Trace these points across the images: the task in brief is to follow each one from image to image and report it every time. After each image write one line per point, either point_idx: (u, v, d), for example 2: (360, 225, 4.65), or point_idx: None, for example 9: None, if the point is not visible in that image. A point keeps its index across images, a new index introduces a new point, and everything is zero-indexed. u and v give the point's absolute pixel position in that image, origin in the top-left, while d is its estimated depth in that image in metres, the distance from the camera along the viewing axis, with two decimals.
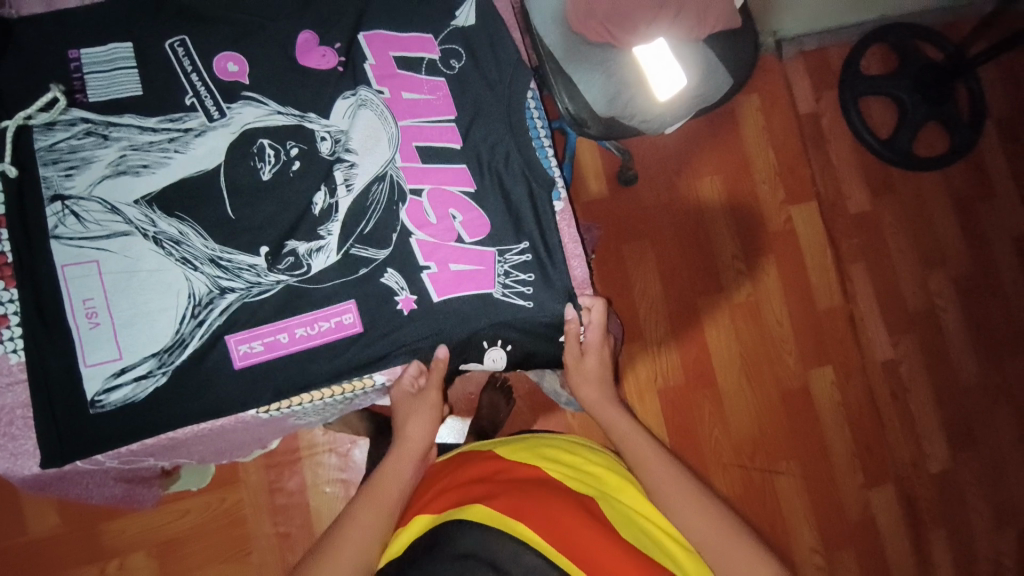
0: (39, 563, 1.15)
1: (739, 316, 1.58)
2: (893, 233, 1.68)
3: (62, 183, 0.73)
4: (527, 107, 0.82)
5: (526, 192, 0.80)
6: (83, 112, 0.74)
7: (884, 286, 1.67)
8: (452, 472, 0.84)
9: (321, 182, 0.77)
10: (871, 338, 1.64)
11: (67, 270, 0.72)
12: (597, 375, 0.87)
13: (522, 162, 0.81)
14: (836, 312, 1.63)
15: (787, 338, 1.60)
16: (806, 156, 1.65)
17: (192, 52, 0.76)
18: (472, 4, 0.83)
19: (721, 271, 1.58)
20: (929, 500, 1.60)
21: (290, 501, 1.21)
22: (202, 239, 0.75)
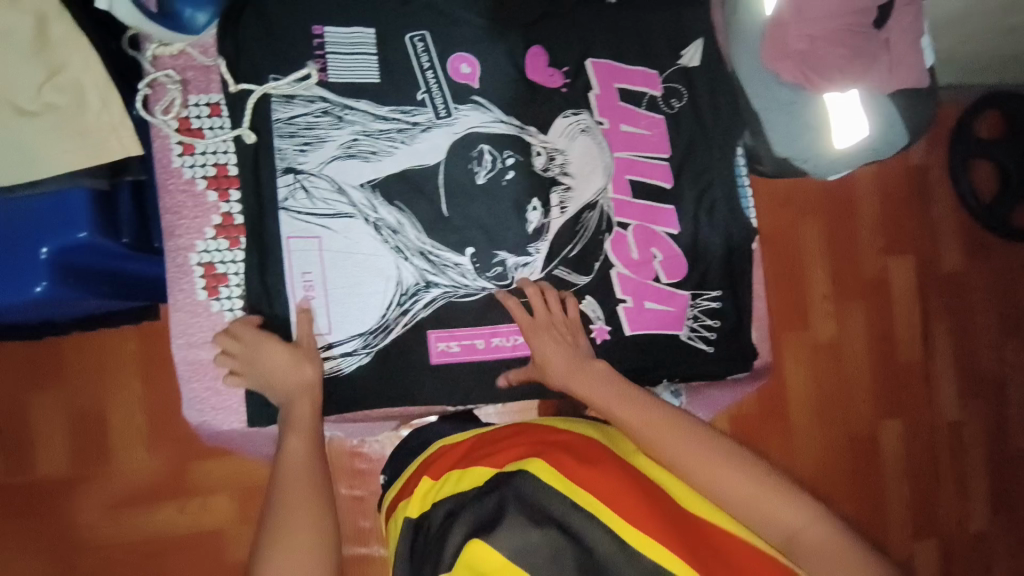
0: (123, 493, 1.06)
1: (821, 358, 1.59)
2: (978, 299, 1.68)
3: (296, 157, 0.75)
4: (737, 163, 0.84)
5: (724, 236, 0.82)
6: (322, 91, 0.76)
7: (962, 348, 1.67)
8: (499, 437, 0.68)
9: (535, 198, 0.79)
10: (942, 397, 1.65)
11: (291, 241, 0.74)
12: (561, 359, 0.71)
13: (726, 212, 0.83)
14: (914, 367, 1.64)
15: (864, 386, 1.61)
16: (913, 211, 1.64)
17: (431, 48, 0.79)
18: (699, 45, 0.84)
19: (811, 310, 1.58)
20: (968, 559, 1.63)
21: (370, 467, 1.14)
22: (417, 230, 0.77)
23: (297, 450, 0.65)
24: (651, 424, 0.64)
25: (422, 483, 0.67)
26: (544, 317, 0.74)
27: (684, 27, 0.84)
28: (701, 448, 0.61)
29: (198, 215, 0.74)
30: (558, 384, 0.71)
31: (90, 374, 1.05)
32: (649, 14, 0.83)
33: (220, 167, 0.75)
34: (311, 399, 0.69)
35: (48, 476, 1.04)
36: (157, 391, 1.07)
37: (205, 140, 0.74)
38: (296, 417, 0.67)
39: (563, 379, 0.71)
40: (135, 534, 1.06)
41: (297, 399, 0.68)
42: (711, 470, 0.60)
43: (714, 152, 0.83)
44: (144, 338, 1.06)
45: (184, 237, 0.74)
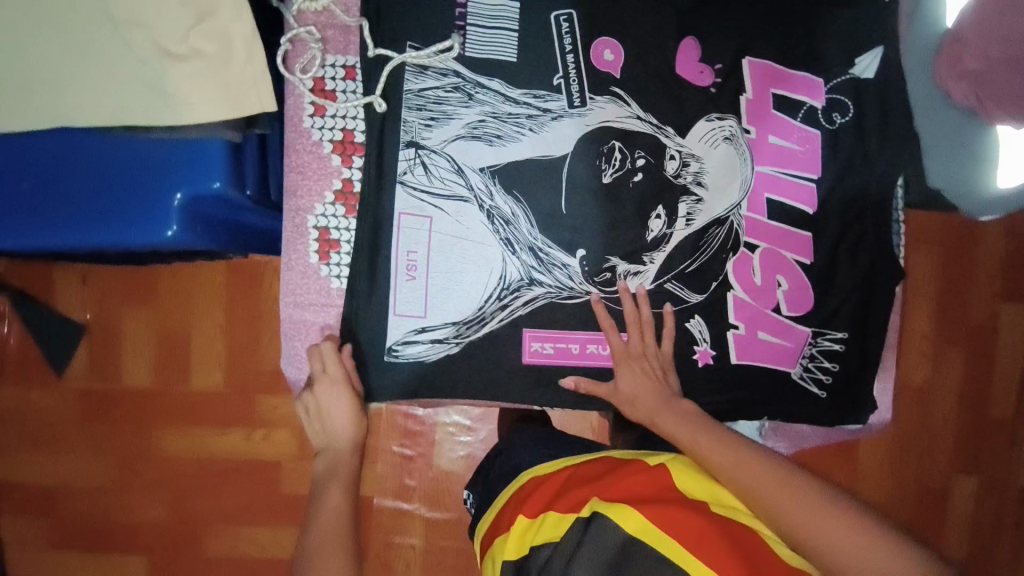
0: (194, 412, 1.08)
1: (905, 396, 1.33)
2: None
3: (420, 132, 0.74)
4: (895, 201, 0.75)
5: (865, 277, 0.75)
6: (457, 65, 0.74)
7: None
8: (590, 476, 0.68)
9: (660, 206, 0.74)
10: None
11: (403, 218, 0.74)
12: (640, 395, 0.72)
13: (874, 251, 0.75)
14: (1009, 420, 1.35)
15: (945, 429, 1.34)
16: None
17: (576, 30, 0.74)
18: (877, 53, 0.74)
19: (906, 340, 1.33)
20: None
21: (422, 432, 1.08)
22: (531, 224, 0.75)
23: (337, 496, 0.72)
24: (717, 452, 0.65)
25: (520, 520, 0.66)
26: (628, 350, 0.73)
27: (861, 33, 0.74)
28: (766, 473, 0.61)
29: (322, 178, 0.74)
30: (633, 409, 0.73)
31: (184, 298, 1.07)
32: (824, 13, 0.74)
33: (347, 133, 0.75)
34: (347, 455, 0.77)
35: (132, 385, 1.08)
36: (239, 323, 1.07)
37: (337, 103, 0.74)
38: (342, 466, 0.75)
39: (642, 409, 0.72)
40: (197, 454, 1.09)
41: (342, 454, 0.76)
42: (774, 497, 0.58)
43: (873, 180, 0.74)
44: (234, 275, 1.07)
45: (306, 199, 0.74)
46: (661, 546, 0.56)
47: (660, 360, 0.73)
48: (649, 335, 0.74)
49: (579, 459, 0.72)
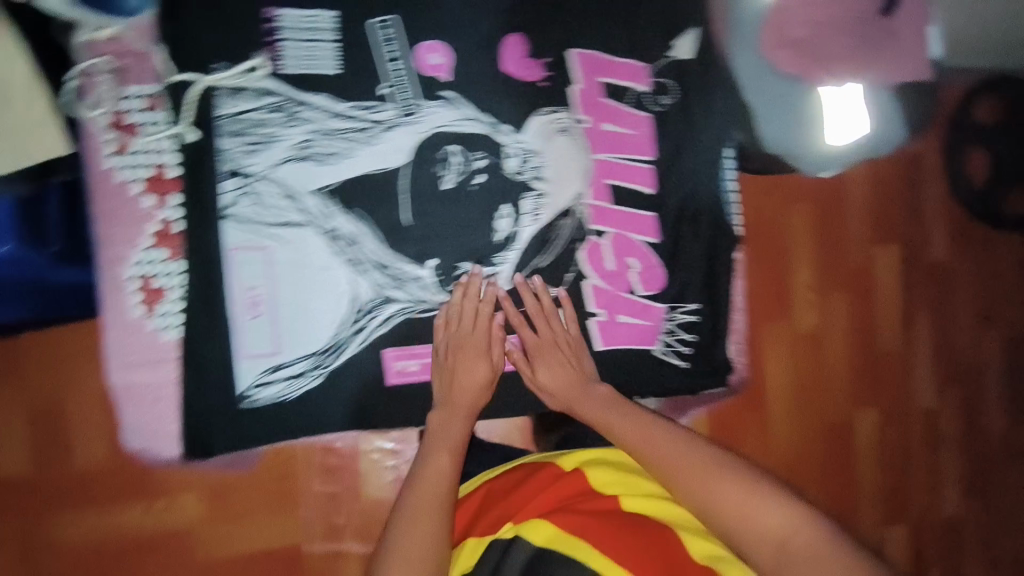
0: None
1: (801, 347, 1.34)
2: (968, 289, 1.43)
3: (242, 159, 0.68)
4: (725, 169, 0.79)
5: (707, 249, 0.79)
6: (272, 83, 0.68)
7: (949, 331, 1.43)
8: (509, 490, 0.73)
9: (505, 205, 0.73)
10: (921, 381, 1.41)
11: (235, 253, 0.69)
12: (566, 388, 0.72)
13: (711, 224, 0.79)
14: (895, 355, 1.39)
15: (843, 370, 1.36)
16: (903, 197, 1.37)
17: (398, 35, 0.70)
18: (693, 35, 0.76)
19: (795, 293, 1.34)
20: (933, 543, 1.43)
21: (344, 467, 0.82)
22: (376, 242, 0.72)
23: (443, 463, 0.68)
24: (649, 440, 0.67)
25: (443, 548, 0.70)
26: (551, 333, 0.73)
27: (679, 14, 0.76)
28: (693, 455, 0.65)
29: (135, 222, 0.69)
30: (557, 402, 0.74)
31: None
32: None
33: (158, 169, 0.68)
34: (471, 408, 0.72)
35: None
36: None
37: (142, 137, 0.68)
38: (450, 436, 0.70)
39: (565, 399, 0.73)
40: None
41: (452, 418, 0.71)
42: (704, 479, 0.62)
43: (704, 154, 0.77)
44: None
45: (117, 248, 0.69)
46: (570, 550, 0.61)
47: (575, 341, 0.74)
48: (548, 306, 0.74)
49: (492, 473, 0.77)
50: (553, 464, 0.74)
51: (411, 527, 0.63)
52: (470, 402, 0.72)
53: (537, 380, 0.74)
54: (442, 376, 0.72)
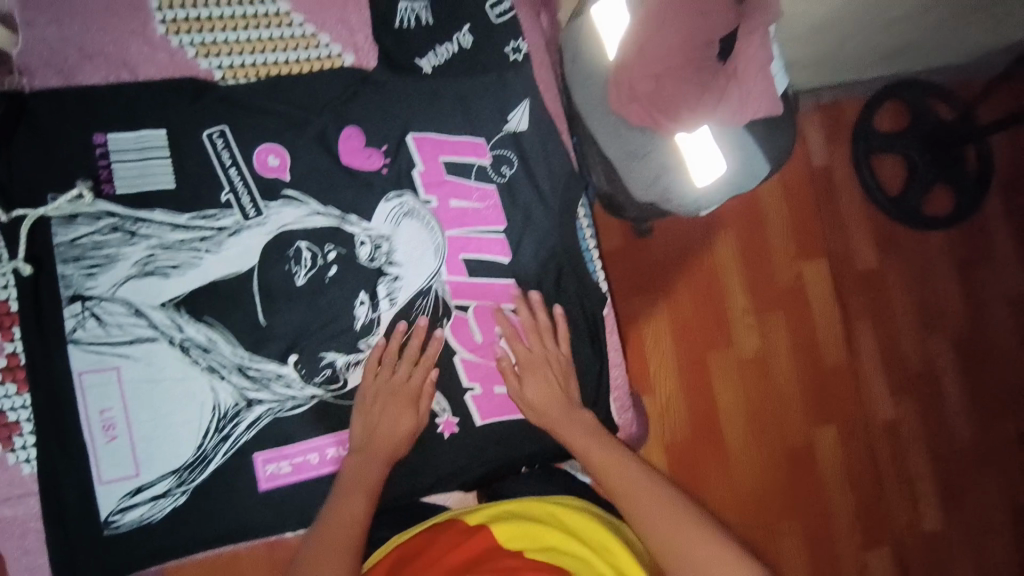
0: None
1: (745, 373, 1.29)
2: (905, 294, 1.39)
3: (83, 283, 0.69)
4: (579, 224, 0.81)
5: (577, 309, 0.80)
6: (109, 205, 0.70)
7: (893, 336, 1.38)
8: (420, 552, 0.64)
9: (361, 291, 0.75)
10: (874, 392, 1.36)
11: (84, 377, 0.69)
12: (546, 402, 0.74)
13: (576, 284, 0.80)
14: (842, 369, 1.34)
15: (792, 391, 1.31)
16: (817, 208, 1.35)
17: (232, 144, 0.73)
18: (524, 106, 0.79)
19: (730, 320, 1.29)
20: (923, 563, 1.34)
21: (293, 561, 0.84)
22: (232, 346, 0.71)
23: (357, 505, 0.65)
24: (639, 497, 0.66)
25: None
26: (529, 354, 0.75)
27: (508, 90, 0.78)
28: (680, 518, 0.63)
29: None
30: (535, 414, 0.74)
31: None
32: (470, 81, 0.78)
33: (1, 304, 0.68)
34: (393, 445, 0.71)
35: None
36: None
37: None
38: (367, 476, 0.68)
39: (543, 413, 0.74)
40: None
41: (371, 459, 0.69)
42: (688, 543, 0.61)
43: (554, 217, 0.79)
44: None
45: None
46: None
47: (563, 363, 0.76)
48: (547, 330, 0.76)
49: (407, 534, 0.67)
50: (462, 522, 0.68)
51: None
52: (396, 434, 0.71)
53: (522, 396, 0.74)
54: (361, 418, 0.71)
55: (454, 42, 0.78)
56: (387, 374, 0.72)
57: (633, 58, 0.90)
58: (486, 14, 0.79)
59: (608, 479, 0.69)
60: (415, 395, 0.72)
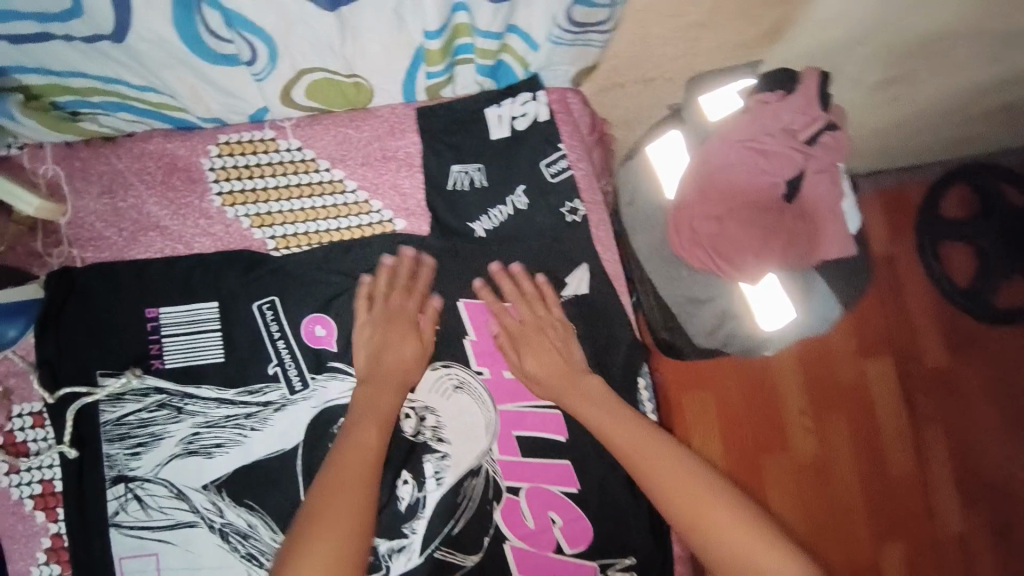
0: None
1: (803, 485, 1.12)
2: (990, 401, 1.18)
3: (127, 463, 0.67)
4: (640, 397, 0.75)
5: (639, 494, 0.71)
6: (157, 380, 0.69)
7: (977, 452, 1.17)
8: None
9: (404, 470, 0.69)
10: (955, 518, 1.15)
11: (124, 562, 0.66)
12: (553, 373, 0.69)
13: None
14: (915, 485, 1.15)
15: (857, 509, 1.13)
16: (883, 298, 1.19)
17: (281, 316, 0.72)
18: (584, 270, 0.75)
19: (788, 423, 1.14)
20: None
21: None
22: (272, 530, 0.68)
23: (369, 434, 0.63)
24: (672, 468, 0.63)
25: None
26: (524, 322, 0.72)
27: (565, 251, 0.75)
28: (715, 498, 0.61)
29: (28, 540, 0.67)
30: (542, 390, 0.70)
31: None
32: (524, 242, 0.75)
33: (46, 483, 0.67)
34: (401, 379, 0.68)
35: None
36: None
37: (30, 455, 0.67)
38: (380, 407, 0.66)
39: (552, 386, 0.70)
40: None
41: (377, 386, 0.67)
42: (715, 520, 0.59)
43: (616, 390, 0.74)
44: None
45: (17, 564, 0.67)
46: None
47: (565, 328, 0.73)
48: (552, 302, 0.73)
49: None
50: None
51: (331, 510, 0.57)
52: (406, 366, 0.69)
53: (522, 368, 0.70)
54: (360, 351, 0.69)
55: (509, 205, 0.75)
56: (384, 302, 0.71)
57: (694, 199, 0.83)
58: (542, 174, 0.76)
59: (645, 443, 0.65)
60: (420, 342, 0.70)
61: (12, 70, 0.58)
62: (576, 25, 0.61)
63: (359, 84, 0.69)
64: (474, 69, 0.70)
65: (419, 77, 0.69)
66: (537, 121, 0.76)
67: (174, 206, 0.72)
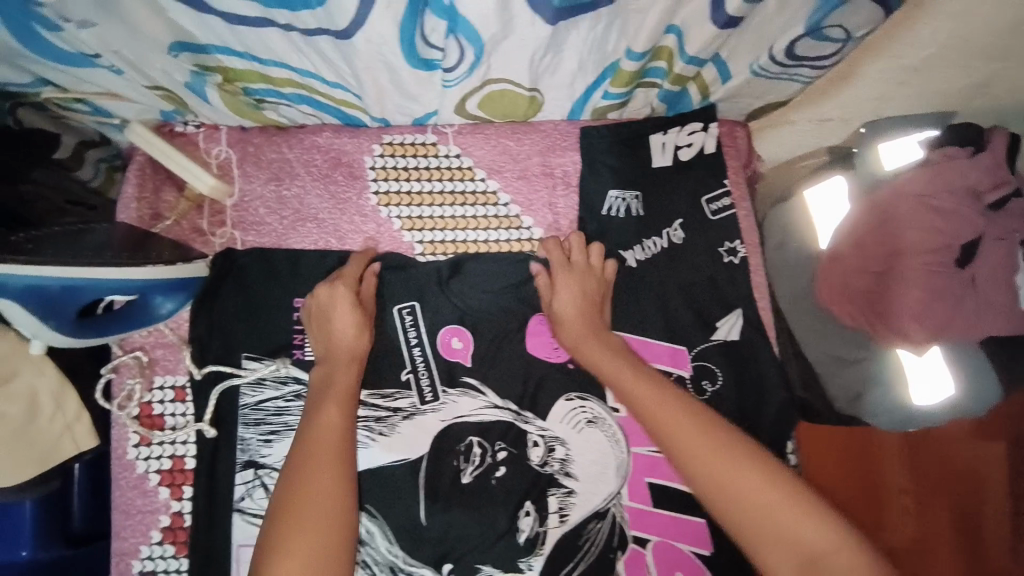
0: None
1: None
2: None
3: (259, 449, 0.67)
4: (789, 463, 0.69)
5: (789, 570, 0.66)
6: (298, 372, 0.69)
7: None
8: None
9: (527, 501, 0.67)
10: None
11: (242, 550, 0.65)
12: (578, 316, 0.67)
13: None
14: None
15: None
16: None
17: (420, 322, 0.71)
18: (737, 315, 0.70)
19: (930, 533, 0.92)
20: None
21: None
22: (389, 541, 0.67)
23: (333, 416, 0.61)
24: (694, 440, 0.59)
25: None
26: (569, 264, 0.69)
27: (719, 295, 0.70)
28: (756, 479, 0.56)
29: (145, 516, 0.67)
30: (565, 330, 0.67)
31: None
32: (676, 278, 0.71)
33: (176, 459, 0.68)
34: (353, 346, 0.66)
35: None
36: None
37: (166, 428, 0.68)
38: (336, 385, 0.64)
39: (573, 328, 0.67)
40: None
41: (334, 367, 0.65)
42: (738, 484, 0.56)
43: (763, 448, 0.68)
44: None
45: (130, 540, 0.66)
46: None
47: (602, 282, 0.69)
48: (596, 256, 0.70)
49: None
50: None
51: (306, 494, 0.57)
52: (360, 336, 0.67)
53: (555, 301, 0.67)
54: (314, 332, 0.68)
55: (664, 237, 0.72)
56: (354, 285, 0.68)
57: (852, 252, 0.76)
58: (702, 211, 0.72)
59: (654, 416, 0.61)
60: (361, 314, 0.67)
61: (213, 51, 0.56)
62: (790, 59, 0.59)
63: (534, 98, 0.67)
64: (655, 93, 0.66)
65: (595, 96, 0.67)
66: (703, 153, 0.72)
67: (334, 199, 0.72)
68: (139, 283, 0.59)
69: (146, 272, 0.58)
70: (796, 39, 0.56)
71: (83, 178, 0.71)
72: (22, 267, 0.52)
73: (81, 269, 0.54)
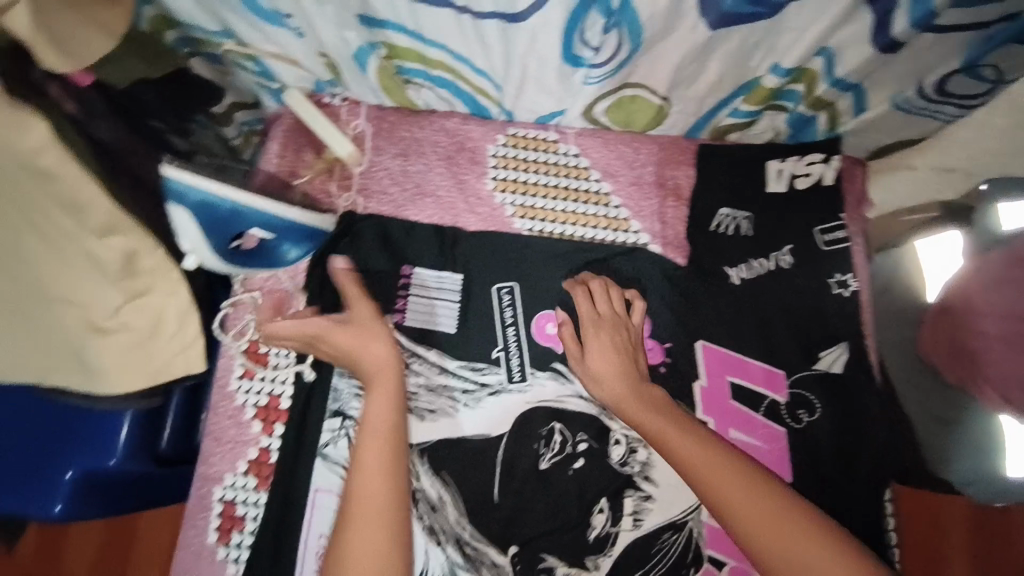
0: None
1: None
2: None
3: (349, 401, 0.71)
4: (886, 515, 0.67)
5: None
6: (396, 335, 0.72)
7: None
8: None
9: (603, 498, 0.67)
10: None
11: (319, 494, 0.68)
12: (612, 374, 0.66)
13: None
14: None
15: None
16: None
17: (517, 304, 0.73)
18: (843, 347, 0.69)
19: None
20: None
21: None
22: (458, 512, 0.67)
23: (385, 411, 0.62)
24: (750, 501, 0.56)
25: None
26: (595, 315, 0.69)
27: (825, 326, 0.69)
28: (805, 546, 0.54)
29: (235, 447, 0.70)
30: (597, 389, 0.67)
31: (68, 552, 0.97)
32: (781, 302, 0.70)
33: (273, 398, 0.72)
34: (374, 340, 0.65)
35: None
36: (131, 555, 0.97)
37: (269, 367, 0.72)
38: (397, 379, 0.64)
39: (607, 386, 0.66)
40: None
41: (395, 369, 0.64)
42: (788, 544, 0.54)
43: (855, 488, 0.66)
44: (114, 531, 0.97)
45: (216, 466, 0.69)
46: None
47: (636, 334, 0.69)
48: (620, 300, 0.70)
49: None
50: None
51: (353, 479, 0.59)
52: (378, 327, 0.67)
53: (585, 361, 0.67)
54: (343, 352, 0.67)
55: (771, 260, 0.72)
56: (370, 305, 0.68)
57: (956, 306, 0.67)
58: (814, 239, 0.72)
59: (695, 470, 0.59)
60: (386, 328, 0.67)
61: (387, 26, 0.61)
62: (936, 95, 0.63)
63: (662, 107, 0.70)
64: (783, 117, 0.69)
65: (722, 112, 0.69)
66: (820, 183, 0.72)
67: (454, 180, 0.77)
68: (277, 220, 0.65)
69: (287, 211, 0.65)
70: (949, 74, 0.60)
71: (227, 134, 0.79)
72: (200, 183, 0.58)
73: (244, 194, 0.61)
